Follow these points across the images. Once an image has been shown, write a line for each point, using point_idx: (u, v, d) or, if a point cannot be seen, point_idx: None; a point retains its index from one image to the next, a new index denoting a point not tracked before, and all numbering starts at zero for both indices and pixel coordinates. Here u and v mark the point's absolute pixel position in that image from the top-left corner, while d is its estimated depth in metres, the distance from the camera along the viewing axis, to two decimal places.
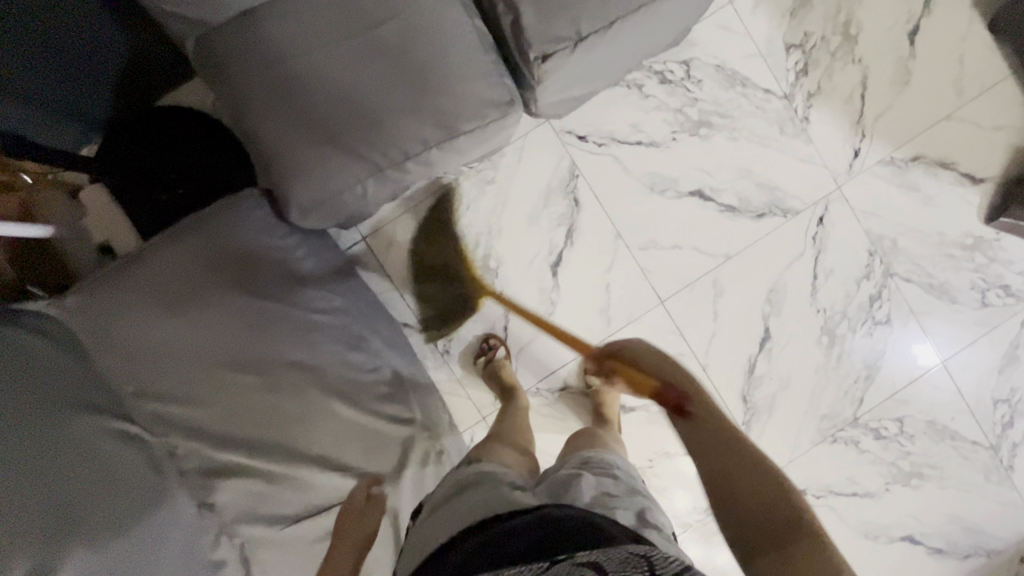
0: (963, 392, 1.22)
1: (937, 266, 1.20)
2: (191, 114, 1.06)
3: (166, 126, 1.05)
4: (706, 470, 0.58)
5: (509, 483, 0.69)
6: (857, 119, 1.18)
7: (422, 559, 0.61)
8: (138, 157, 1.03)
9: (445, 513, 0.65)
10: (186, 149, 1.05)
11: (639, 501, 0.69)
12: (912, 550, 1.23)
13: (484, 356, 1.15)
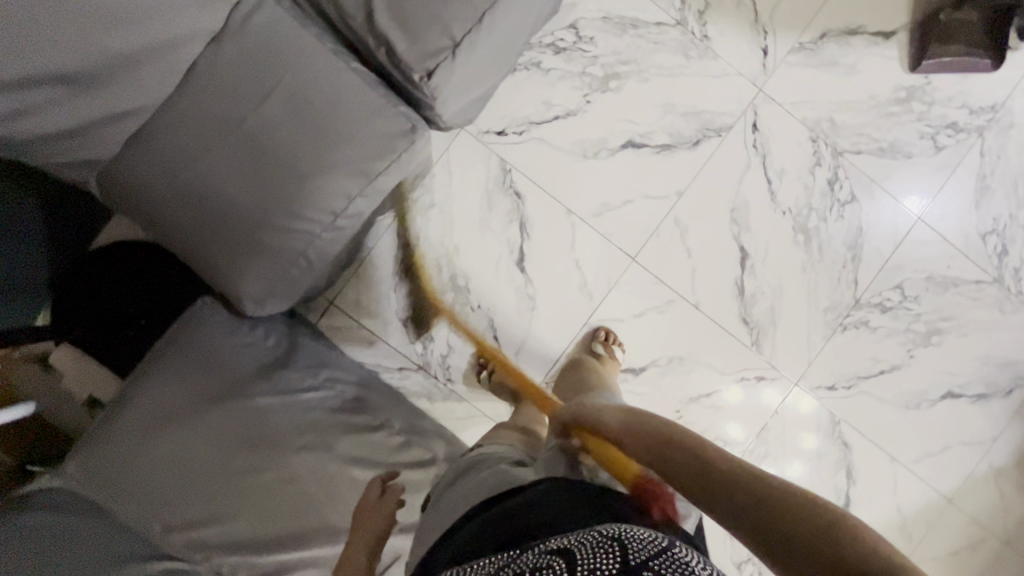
0: (949, 238, 1.22)
1: (881, 129, 1.20)
2: (130, 247, 1.07)
3: (111, 268, 1.06)
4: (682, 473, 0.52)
5: (506, 461, 0.71)
6: (754, 20, 1.18)
7: (425, 549, 0.65)
8: (97, 307, 1.05)
9: (452, 501, 0.68)
10: (134, 277, 1.07)
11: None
12: (956, 404, 1.23)
13: (484, 370, 1.15)
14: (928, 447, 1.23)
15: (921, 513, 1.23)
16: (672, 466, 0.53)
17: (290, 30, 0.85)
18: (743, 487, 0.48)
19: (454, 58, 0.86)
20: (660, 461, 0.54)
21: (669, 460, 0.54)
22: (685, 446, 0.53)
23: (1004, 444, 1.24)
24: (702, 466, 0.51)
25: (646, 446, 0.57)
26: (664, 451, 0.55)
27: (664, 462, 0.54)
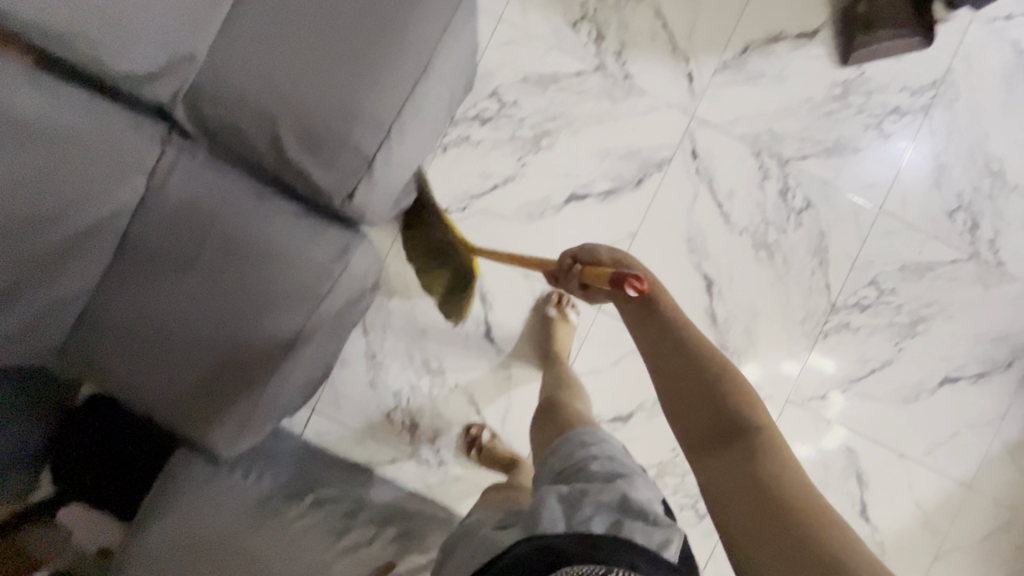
0: (917, 223, 1.19)
1: (823, 128, 1.18)
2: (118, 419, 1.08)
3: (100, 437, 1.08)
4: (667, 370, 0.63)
5: (493, 523, 0.75)
6: (673, 49, 1.17)
7: None
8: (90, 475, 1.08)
9: None
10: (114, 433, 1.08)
11: (614, 490, 0.70)
12: (956, 388, 1.20)
13: (474, 446, 1.16)
14: (936, 436, 1.20)
15: (942, 504, 1.20)
16: (699, 381, 0.62)
17: (213, 183, 0.88)
18: (755, 443, 0.56)
19: (370, 176, 0.88)
20: (692, 370, 0.62)
21: (691, 369, 0.62)
22: (733, 393, 0.60)
23: (1013, 418, 1.21)
24: (732, 411, 0.59)
25: (687, 349, 0.64)
26: (709, 375, 0.62)
27: (698, 370, 0.62)
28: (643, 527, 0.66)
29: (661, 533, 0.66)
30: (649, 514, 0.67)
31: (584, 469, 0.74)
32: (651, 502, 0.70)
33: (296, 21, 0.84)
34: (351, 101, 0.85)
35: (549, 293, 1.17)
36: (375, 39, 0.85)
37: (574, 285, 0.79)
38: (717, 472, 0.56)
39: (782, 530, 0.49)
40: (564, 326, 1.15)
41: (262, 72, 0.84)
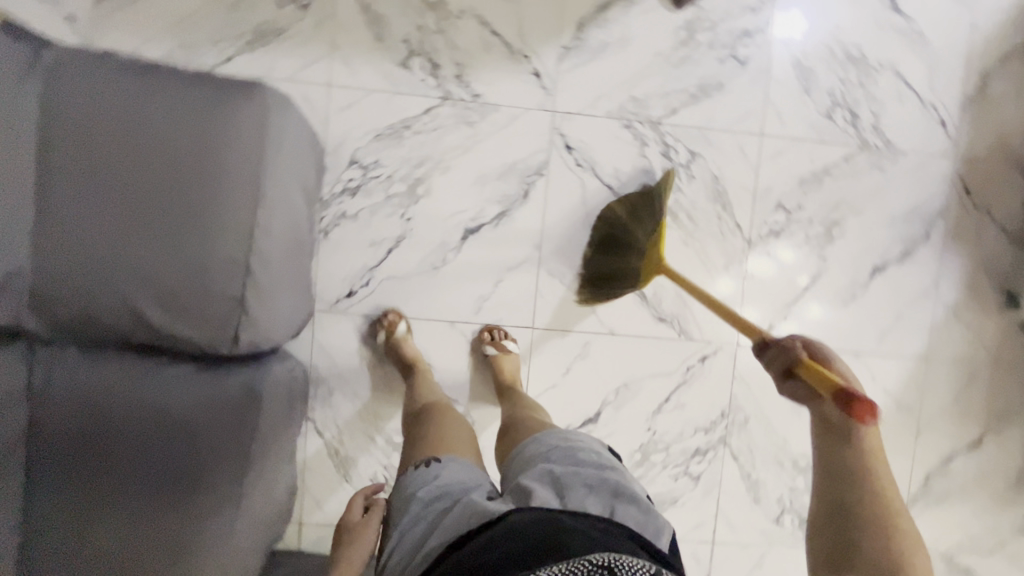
0: (801, 134, 1.19)
1: (682, 76, 1.16)
2: None
3: None
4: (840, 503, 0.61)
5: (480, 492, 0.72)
6: (510, 52, 1.13)
7: None
8: None
9: None
10: None
11: (609, 478, 0.70)
12: (887, 274, 1.23)
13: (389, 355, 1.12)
14: (883, 325, 1.24)
15: (907, 383, 1.26)
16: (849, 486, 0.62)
17: (99, 376, 0.87)
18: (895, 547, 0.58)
19: (248, 312, 0.87)
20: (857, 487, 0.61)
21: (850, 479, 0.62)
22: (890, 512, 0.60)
23: (947, 283, 1.25)
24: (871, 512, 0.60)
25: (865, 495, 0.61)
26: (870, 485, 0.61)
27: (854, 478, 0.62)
28: (637, 514, 0.66)
29: (656, 517, 0.67)
30: (643, 502, 0.68)
31: (575, 453, 0.74)
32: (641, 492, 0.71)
33: (115, 196, 0.82)
34: (202, 249, 0.83)
35: (488, 330, 1.16)
36: (201, 180, 0.83)
37: (776, 366, 0.69)
38: None
39: None
40: (509, 357, 1.14)
41: (99, 252, 0.81)
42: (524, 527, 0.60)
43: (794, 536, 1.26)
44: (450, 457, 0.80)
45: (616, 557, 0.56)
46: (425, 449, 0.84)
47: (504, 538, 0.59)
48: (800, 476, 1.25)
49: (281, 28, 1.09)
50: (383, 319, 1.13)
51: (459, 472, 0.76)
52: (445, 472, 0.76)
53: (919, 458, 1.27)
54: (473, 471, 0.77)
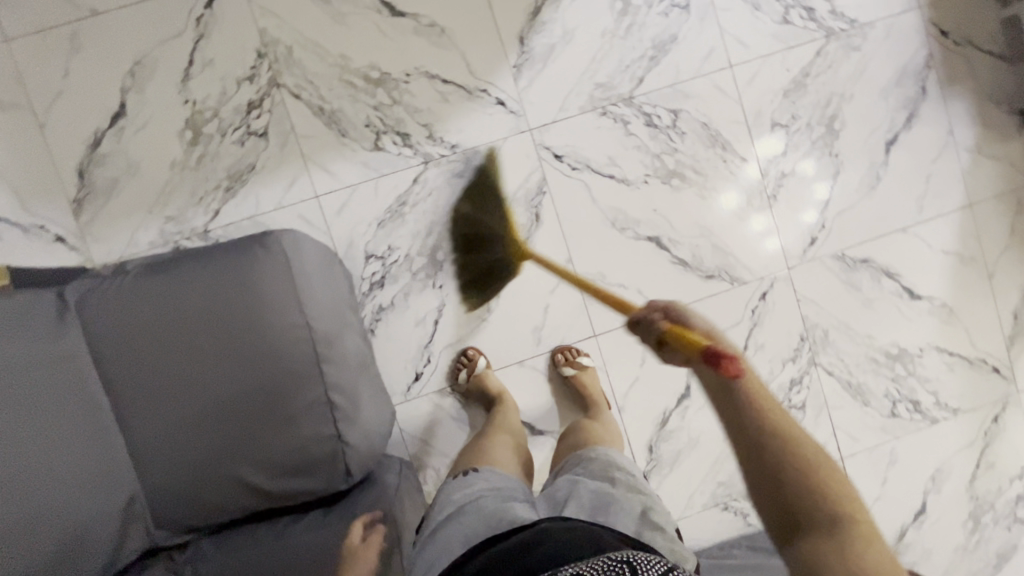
0: (767, 48, 1.18)
1: (635, 44, 1.16)
2: None
3: None
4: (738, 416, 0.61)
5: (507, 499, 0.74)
6: (467, 93, 1.13)
7: None
8: None
9: None
10: None
11: (626, 492, 0.73)
12: (900, 143, 1.22)
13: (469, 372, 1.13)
14: (917, 192, 1.23)
15: (961, 236, 1.25)
16: (779, 473, 0.58)
17: (235, 557, 0.88)
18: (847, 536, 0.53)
19: (346, 444, 0.88)
20: (744, 415, 0.61)
21: (787, 467, 0.58)
22: (811, 456, 0.58)
23: (961, 128, 1.24)
24: (826, 507, 0.55)
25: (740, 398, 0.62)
26: (791, 452, 0.58)
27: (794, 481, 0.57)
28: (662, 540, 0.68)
29: (680, 549, 0.69)
30: (668, 528, 0.70)
31: (610, 472, 0.77)
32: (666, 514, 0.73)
33: (186, 394, 0.83)
34: (284, 409, 0.85)
35: (557, 353, 1.17)
36: (256, 346, 0.84)
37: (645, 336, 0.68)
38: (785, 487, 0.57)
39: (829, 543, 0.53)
40: (586, 374, 1.14)
41: (194, 451, 0.83)
42: (551, 530, 0.62)
43: (914, 421, 1.26)
44: (486, 467, 0.83)
45: (634, 555, 0.55)
46: (466, 461, 0.88)
47: (528, 540, 0.61)
48: (896, 364, 1.25)
49: (251, 165, 1.10)
50: (464, 357, 1.14)
51: (497, 480, 0.79)
52: (482, 482, 0.78)
53: (1000, 300, 1.27)
54: (508, 480, 0.80)
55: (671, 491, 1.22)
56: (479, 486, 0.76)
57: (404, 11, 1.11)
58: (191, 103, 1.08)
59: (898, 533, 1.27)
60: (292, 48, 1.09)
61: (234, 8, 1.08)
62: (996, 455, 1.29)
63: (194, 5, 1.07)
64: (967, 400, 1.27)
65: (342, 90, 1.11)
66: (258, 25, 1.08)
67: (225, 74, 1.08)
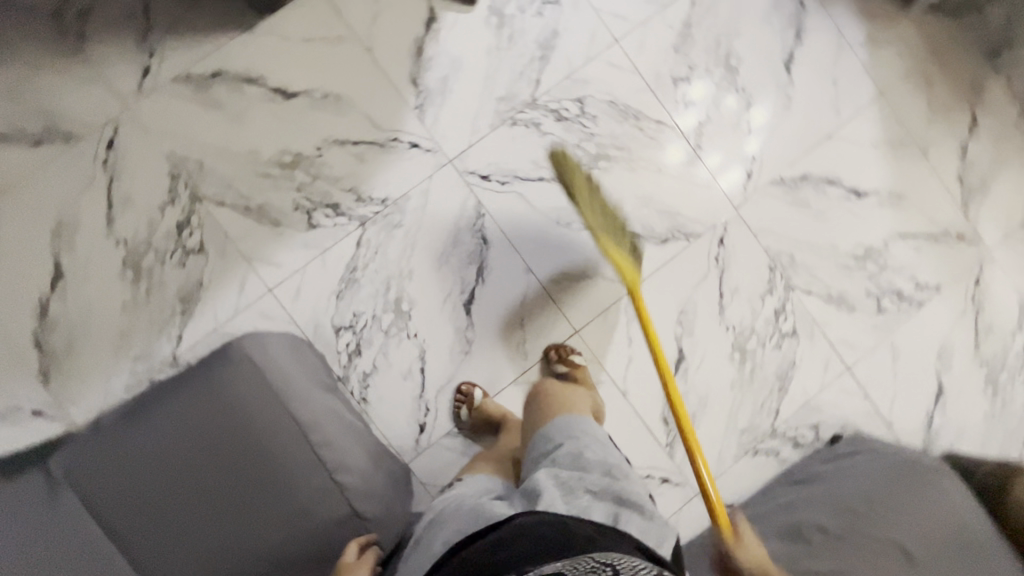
0: (644, 13, 1.22)
1: (521, 50, 1.19)
2: None
3: None
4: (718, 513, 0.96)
5: (484, 498, 0.80)
6: (380, 146, 1.15)
7: None
8: None
9: None
10: None
11: (602, 480, 0.75)
12: (797, 59, 1.26)
13: (468, 405, 1.14)
14: (828, 98, 1.27)
15: (885, 125, 1.28)
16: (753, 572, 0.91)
17: None
18: None
19: (363, 517, 0.89)
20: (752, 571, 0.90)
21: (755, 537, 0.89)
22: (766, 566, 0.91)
23: (848, 26, 1.28)
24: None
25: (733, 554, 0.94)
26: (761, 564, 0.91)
27: None
28: (641, 521, 0.72)
29: (654, 532, 0.72)
30: (644, 509, 0.73)
31: (581, 454, 0.79)
32: (643, 496, 0.76)
33: (196, 526, 0.83)
34: (294, 502, 0.85)
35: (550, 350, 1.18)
36: (247, 455, 0.84)
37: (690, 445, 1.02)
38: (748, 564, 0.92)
39: None
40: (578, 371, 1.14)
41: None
42: (533, 526, 0.65)
43: (904, 310, 1.28)
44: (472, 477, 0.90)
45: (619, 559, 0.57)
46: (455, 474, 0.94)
47: (518, 537, 0.64)
48: (867, 262, 1.27)
49: (198, 281, 1.11)
50: (460, 393, 1.15)
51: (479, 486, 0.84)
52: (465, 488, 0.84)
53: (942, 172, 1.30)
54: (489, 484, 0.86)
55: None
56: (460, 494, 0.82)
57: (295, 91, 1.13)
58: (124, 243, 1.10)
59: (926, 421, 1.29)
60: (202, 160, 1.11)
61: (135, 141, 1.10)
62: (990, 315, 1.31)
63: (97, 151, 1.09)
64: (945, 274, 1.30)
65: (261, 183, 1.12)
66: (163, 150, 1.10)
67: (147, 205, 1.10)
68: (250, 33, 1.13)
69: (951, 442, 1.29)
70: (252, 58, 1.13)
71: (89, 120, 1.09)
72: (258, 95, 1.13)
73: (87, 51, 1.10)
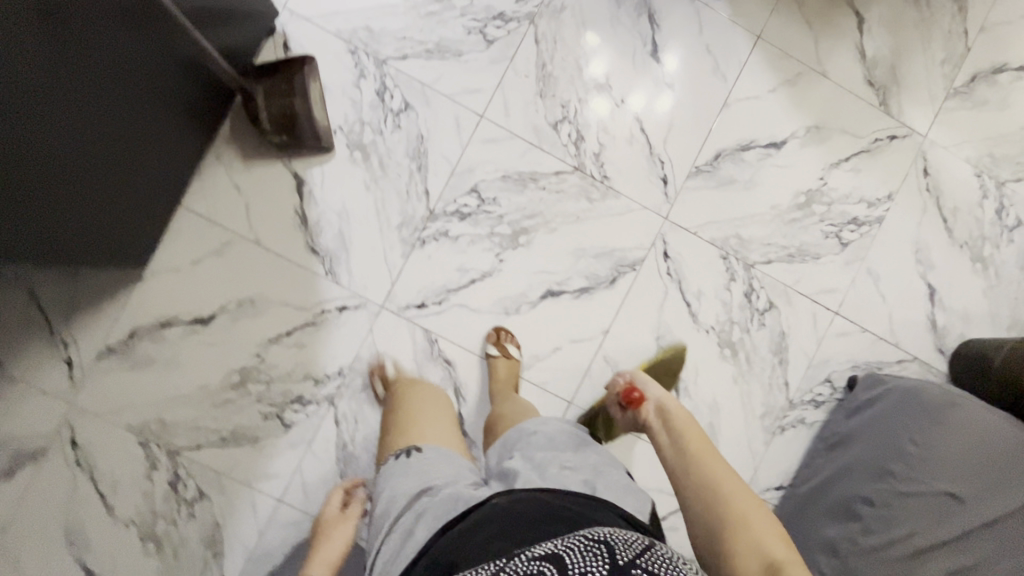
0: (497, 75, 1.16)
1: (397, 169, 1.15)
2: None
3: None
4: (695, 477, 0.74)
5: (464, 481, 0.78)
6: (313, 325, 1.15)
7: None
8: None
9: None
10: None
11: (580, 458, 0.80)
12: (662, 43, 1.19)
13: None
14: (709, 66, 1.21)
15: (776, 65, 1.22)
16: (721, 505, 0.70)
17: None
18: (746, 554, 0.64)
19: None
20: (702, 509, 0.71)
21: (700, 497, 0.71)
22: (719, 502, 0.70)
23: None
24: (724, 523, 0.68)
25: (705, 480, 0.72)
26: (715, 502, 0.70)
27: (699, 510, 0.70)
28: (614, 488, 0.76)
29: (633, 498, 0.75)
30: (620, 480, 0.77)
31: (551, 437, 0.83)
32: (618, 469, 0.80)
33: None
34: None
35: (487, 348, 1.16)
36: None
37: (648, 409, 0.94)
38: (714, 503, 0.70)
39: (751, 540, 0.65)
40: (510, 361, 1.14)
41: None
42: (517, 510, 0.66)
43: (867, 233, 1.25)
44: (432, 446, 0.85)
45: (611, 536, 0.59)
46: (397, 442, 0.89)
47: (509, 522, 0.64)
48: (813, 206, 1.24)
49: (215, 522, 1.13)
50: None
51: (442, 468, 0.80)
52: (430, 463, 0.81)
53: (849, 82, 1.23)
54: (451, 464, 0.82)
55: (732, 455, 1.24)
56: (429, 474, 0.79)
57: (212, 314, 1.13)
58: (132, 521, 1.11)
59: (929, 324, 1.28)
60: (161, 417, 1.12)
61: (95, 428, 1.11)
62: (950, 198, 1.27)
63: (65, 454, 1.10)
64: (893, 179, 1.25)
65: (224, 411, 1.13)
66: (123, 423, 1.11)
67: (134, 479, 1.12)
68: (143, 282, 1.11)
69: (961, 332, 1.28)
70: (157, 303, 1.12)
71: (43, 431, 1.10)
72: (181, 334, 1.12)
73: (10, 371, 1.09)
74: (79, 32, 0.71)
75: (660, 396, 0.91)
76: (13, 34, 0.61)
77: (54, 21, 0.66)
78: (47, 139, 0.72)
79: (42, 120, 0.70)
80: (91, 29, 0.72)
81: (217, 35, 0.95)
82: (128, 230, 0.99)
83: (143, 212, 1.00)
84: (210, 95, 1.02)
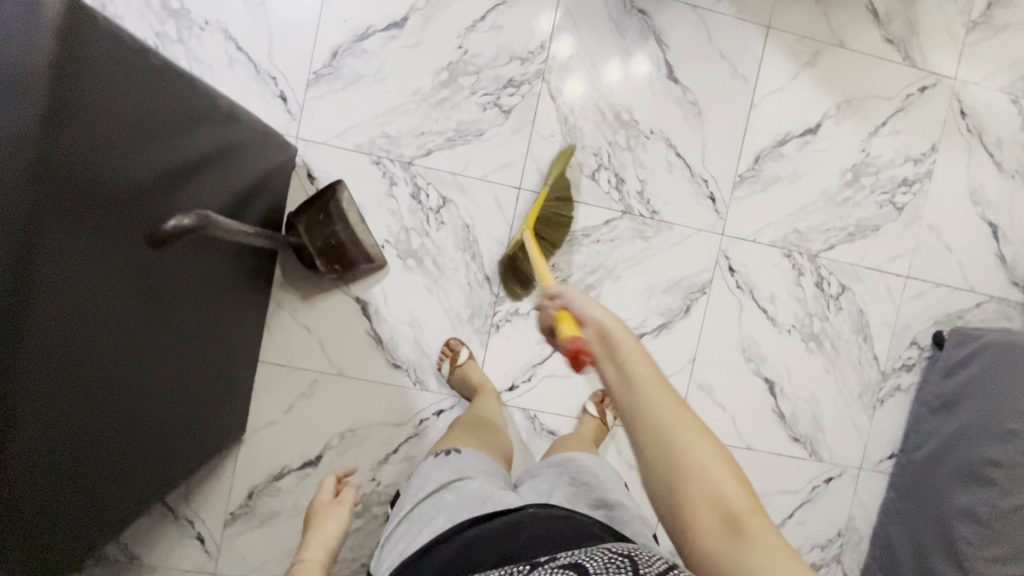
0: (524, 144, 1.14)
1: (451, 264, 1.14)
2: None
3: None
4: (642, 425, 0.56)
5: (494, 483, 0.87)
6: (415, 436, 1.16)
7: None
8: None
9: None
10: None
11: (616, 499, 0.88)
12: (676, 62, 1.16)
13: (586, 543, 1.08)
14: (728, 71, 1.17)
15: (792, 50, 1.18)
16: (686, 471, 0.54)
17: None
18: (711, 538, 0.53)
19: None
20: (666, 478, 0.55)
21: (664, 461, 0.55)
22: (685, 471, 0.54)
23: None
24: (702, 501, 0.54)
25: (669, 440, 0.55)
26: (677, 467, 0.54)
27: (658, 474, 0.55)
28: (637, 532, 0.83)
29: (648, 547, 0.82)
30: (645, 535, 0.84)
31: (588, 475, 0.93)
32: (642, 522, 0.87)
33: None
34: None
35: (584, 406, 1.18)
36: None
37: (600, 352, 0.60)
38: (670, 471, 0.55)
39: (733, 529, 0.52)
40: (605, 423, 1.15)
41: None
42: (547, 527, 0.72)
43: (919, 191, 1.24)
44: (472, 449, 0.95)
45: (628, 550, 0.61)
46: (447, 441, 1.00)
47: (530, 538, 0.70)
48: (861, 179, 1.22)
49: None
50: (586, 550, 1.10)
51: (479, 465, 0.91)
52: (467, 459, 0.92)
53: (869, 46, 1.20)
54: (484, 464, 0.92)
55: (840, 438, 1.26)
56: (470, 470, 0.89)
57: (318, 454, 1.14)
58: None
59: (999, 260, 1.28)
60: None
61: None
62: (993, 132, 1.25)
63: None
64: (934, 130, 1.23)
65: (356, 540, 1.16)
66: None
67: None
68: (245, 444, 1.12)
69: None
70: (264, 459, 1.13)
71: None
72: (295, 482, 1.14)
73: (149, 560, 1.12)
74: (167, 289, 0.71)
75: (603, 320, 0.60)
76: (101, 326, 0.61)
77: (143, 292, 0.66)
78: (137, 397, 0.71)
79: (135, 384, 0.70)
80: (172, 280, 0.72)
81: (258, 203, 0.94)
82: (219, 433, 1.00)
83: (227, 410, 1.01)
84: (262, 259, 1.02)
